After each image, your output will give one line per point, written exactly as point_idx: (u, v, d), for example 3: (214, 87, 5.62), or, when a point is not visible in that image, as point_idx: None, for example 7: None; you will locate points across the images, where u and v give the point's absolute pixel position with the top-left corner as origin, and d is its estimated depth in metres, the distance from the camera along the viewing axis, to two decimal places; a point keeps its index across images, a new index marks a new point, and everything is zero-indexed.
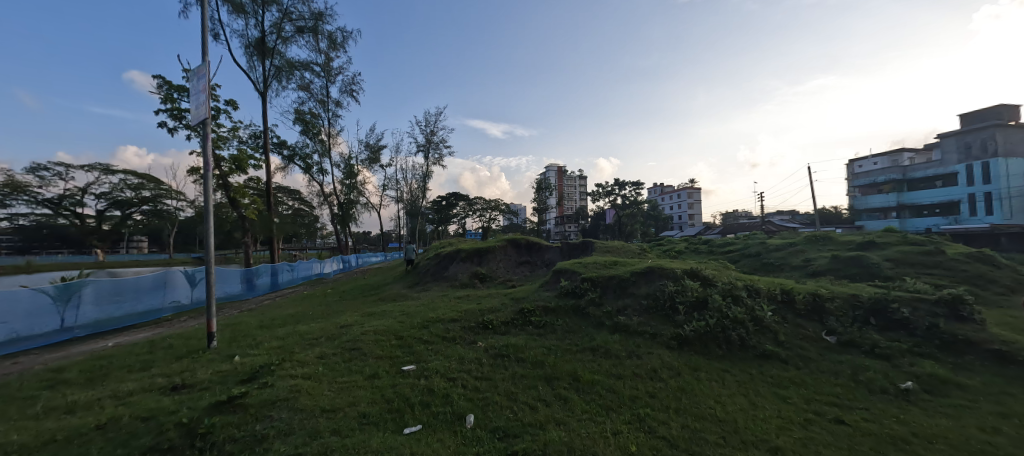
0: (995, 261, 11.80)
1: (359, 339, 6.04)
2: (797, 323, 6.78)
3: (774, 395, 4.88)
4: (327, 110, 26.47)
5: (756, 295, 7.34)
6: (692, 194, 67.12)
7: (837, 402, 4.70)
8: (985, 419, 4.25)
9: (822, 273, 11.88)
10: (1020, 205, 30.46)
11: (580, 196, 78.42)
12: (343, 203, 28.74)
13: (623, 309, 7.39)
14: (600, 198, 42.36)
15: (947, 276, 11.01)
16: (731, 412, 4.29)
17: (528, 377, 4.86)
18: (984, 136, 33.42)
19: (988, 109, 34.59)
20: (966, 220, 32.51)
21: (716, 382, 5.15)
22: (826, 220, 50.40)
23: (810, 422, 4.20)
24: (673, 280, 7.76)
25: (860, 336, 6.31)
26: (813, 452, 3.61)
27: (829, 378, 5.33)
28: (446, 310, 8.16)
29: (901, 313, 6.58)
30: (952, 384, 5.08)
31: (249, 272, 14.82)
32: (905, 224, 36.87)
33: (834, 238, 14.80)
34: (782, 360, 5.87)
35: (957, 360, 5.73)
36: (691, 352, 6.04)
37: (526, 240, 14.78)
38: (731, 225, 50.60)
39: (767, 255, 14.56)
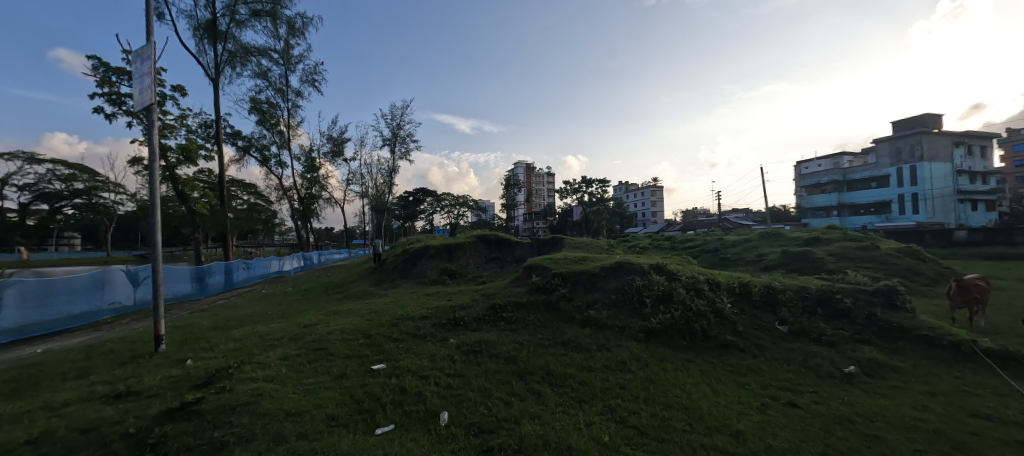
0: (921, 256, 12.98)
1: (325, 339, 5.81)
2: (753, 314, 7.19)
3: (734, 382, 5.14)
4: (286, 100, 25.20)
5: (716, 288, 7.69)
6: (655, 192, 69.55)
7: (790, 387, 5.01)
8: (917, 398, 4.67)
9: (774, 267, 12.65)
10: (941, 205, 34.16)
11: (548, 193, 79.30)
12: (304, 197, 27.57)
13: (593, 303, 7.55)
14: (568, 195, 42.91)
15: (881, 269, 12.02)
16: (696, 399, 4.48)
17: (502, 373, 4.86)
18: (912, 142, 36.38)
19: (915, 117, 37.77)
20: (897, 218, 36.25)
21: (681, 371, 5.37)
22: (777, 218, 53.64)
23: (766, 406, 4.46)
24: (641, 274, 7.96)
25: (809, 325, 6.77)
26: (769, 433, 3.83)
27: (782, 365, 5.68)
28: (416, 307, 8.02)
29: (844, 302, 7.12)
30: (888, 367, 5.56)
31: (200, 271, 13.90)
32: (845, 222, 39.93)
33: (784, 235, 15.77)
34: (740, 350, 6.19)
35: (891, 345, 6.27)
36: (657, 344, 6.26)
37: (496, 236, 14.70)
38: (691, 222, 52.85)
39: (724, 251, 15.35)
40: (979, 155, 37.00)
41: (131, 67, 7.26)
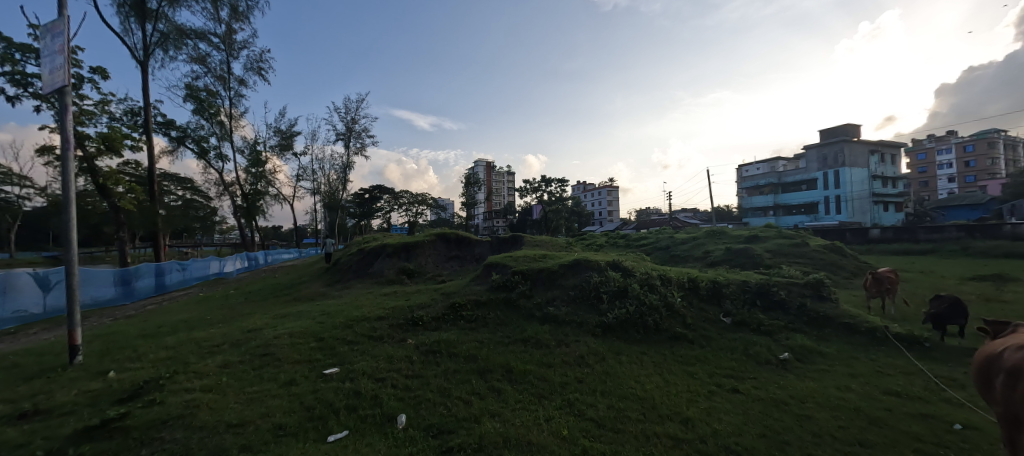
0: (843, 251, 14.36)
1: (272, 344, 5.46)
2: (701, 307, 7.62)
3: (684, 372, 5.42)
4: (227, 89, 23.42)
5: (668, 283, 8.05)
6: (611, 192, 71.83)
7: (734, 374, 5.35)
8: (842, 379, 5.16)
9: (719, 263, 13.47)
10: (858, 206, 38.27)
11: (508, 192, 79.51)
12: (249, 193, 25.81)
13: (552, 300, 7.66)
14: (528, 194, 43.23)
15: (811, 264, 13.16)
16: (649, 390, 4.67)
17: (462, 372, 4.81)
18: (835, 149, 40.06)
19: (839, 126, 41.58)
20: (823, 218, 40.15)
21: (635, 364, 5.57)
22: (721, 217, 57.24)
23: (713, 393, 4.74)
24: (598, 271, 8.18)
25: (749, 317, 7.27)
26: (715, 419, 4.07)
27: (727, 354, 6.06)
28: (372, 307, 7.74)
29: (780, 294, 7.72)
30: (817, 353, 6.09)
31: (126, 273, 12.60)
32: (779, 221, 43.39)
33: (728, 233, 16.81)
34: (689, 341, 6.54)
35: (820, 333, 6.88)
36: (614, 338, 6.48)
37: (455, 234, 14.50)
38: (645, 221, 55.13)
39: (675, 248, 16.15)
40: (890, 162, 41.52)
41: (40, 44, 6.41)
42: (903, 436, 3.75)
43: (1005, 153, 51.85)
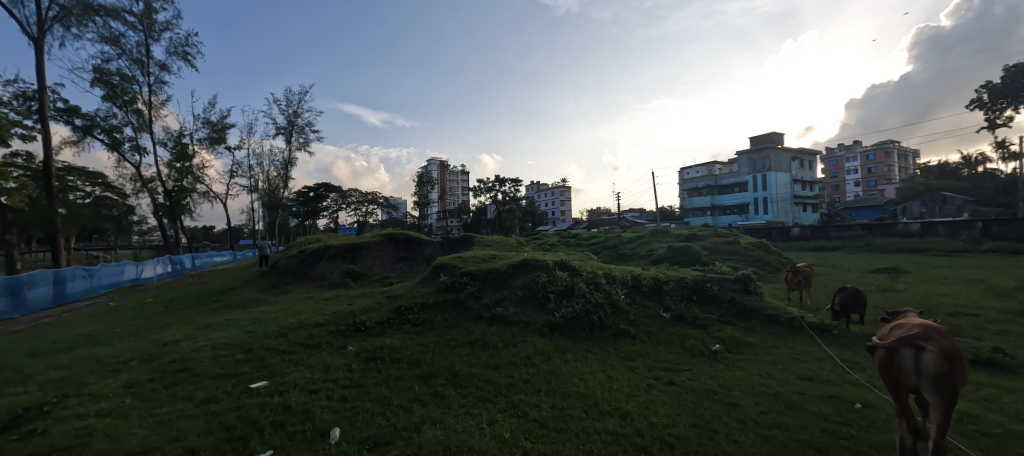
0: (769, 249, 15.69)
1: (191, 357, 4.97)
2: (643, 303, 7.96)
3: (625, 367, 5.62)
4: (146, 74, 21.08)
5: (613, 282, 8.33)
6: (564, 193, 73.45)
7: (671, 367, 5.64)
8: (765, 368, 5.59)
9: (661, 261, 14.20)
10: (783, 207, 42.09)
11: (462, 191, 78.75)
12: (172, 190, 23.44)
13: (501, 300, 7.65)
14: (482, 194, 43.06)
15: (741, 260, 14.26)
16: (592, 387, 4.79)
17: (404, 379, 4.65)
18: (763, 156, 44.19)
19: (765, 135, 45.74)
20: (752, 218, 43.66)
21: (580, 361, 5.70)
22: (665, 217, 60.52)
23: (651, 387, 4.96)
24: (546, 271, 8.29)
25: (686, 311, 7.71)
26: (652, 411, 4.24)
27: (665, 348, 6.37)
28: (310, 313, 7.29)
29: (713, 289, 8.25)
30: (745, 343, 6.57)
31: (14, 281, 10.94)
32: (716, 221, 46.71)
33: (670, 232, 17.77)
34: (632, 337, 6.80)
35: (747, 324, 7.43)
36: (560, 337, 6.59)
37: (404, 235, 14.09)
38: (595, 220, 56.95)
39: (622, 247, 16.82)
40: (808, 168, 46.10)
41: None
42: (814, 417, 4.12)
43: (899, 162, 59.44)
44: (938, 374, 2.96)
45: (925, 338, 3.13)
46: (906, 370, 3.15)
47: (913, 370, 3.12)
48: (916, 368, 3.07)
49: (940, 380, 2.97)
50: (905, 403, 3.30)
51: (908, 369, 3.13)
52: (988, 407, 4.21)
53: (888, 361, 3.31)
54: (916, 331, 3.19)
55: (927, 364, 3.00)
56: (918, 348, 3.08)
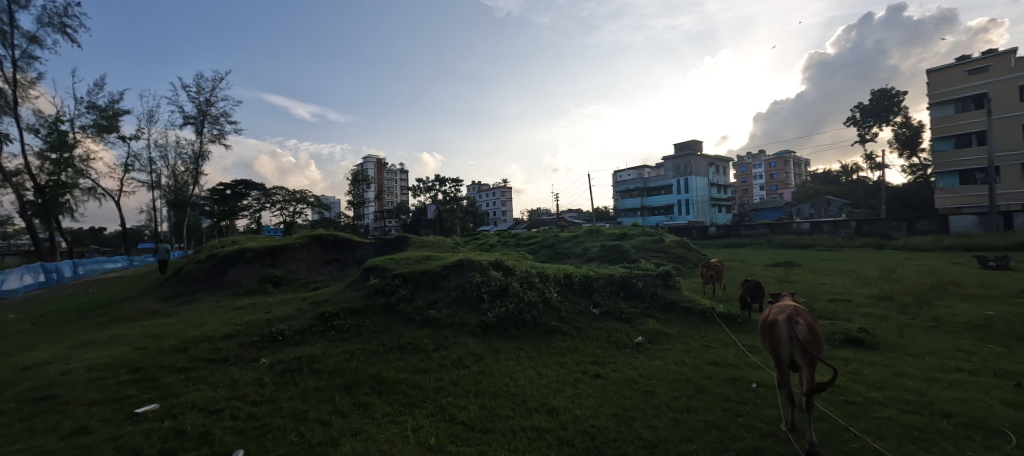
0: (690, 246, 17.10)
1: (61, 382, 4.26)
2: (574, 300, 8.27)
3: (555, 363, 5.79)
4: (8, 46, 17.66)
5: (546, 280, 8.55)
6: (504, 193, 74.01)
7: (597, 360, 5.92)
8: (680, 356, 6.07)
9: (595, 259, 14.85)
10: (702, 208, 46.31)
11: (401, 190, 76.15)
12: (47, 186, 19.92)
13: (434, 302, 7.52)
14: (421, 193, 41.92)
15: (665, 257, 15.38)
16: (521, 385, 4.87)
17: (324, 390, 4.38)
18: (684, 161, 47.97)
19: (686, 142, 49.71)
20: (676, 218, 47.36)
21: (511, 360, 5.77)
22: (600, 217, 63.50)
23: (577, 381, 5.16)
24: (480, 271, 8.29)
25: (613, 306, 8.13)
26: (576, 405, 4.41)
27: (593, 343, 6.67)
28: (220, 324, 6.62)
29: (638, 285, 8.80)
30: (664, 334, 7.08)
31: None
32: (645, 221, 50.09)
33: (603, 231, 18.62)
34: (562, 333, 7.02)
35: (667, 317, 8.03)
36: (493, 336, 6.63)
37: (333, 236, 13.25)
38: (535, 220, 58.13)
39: (558, 246, 17.32)
40: (723, 172, 51.01)
41: None
42: (717, 398, 4.56)
43: (795, 169, 68.01)
44: (803, 339, 3.57)
45: (798, 314, 3.76)
46: (782, 340, 3.73)
47: (790, 341, 3.69)
48: (790, 337, 3.65)
49: (807, 346, 3.56)
50: (786, 374, 3.83)
51: (784, 339, 3.71)
52: (853, 379, 4.94)
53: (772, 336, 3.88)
54: (791, 309, 3.82)
55: (798, 331, 3.59)
56: (790, 320, 3.69)
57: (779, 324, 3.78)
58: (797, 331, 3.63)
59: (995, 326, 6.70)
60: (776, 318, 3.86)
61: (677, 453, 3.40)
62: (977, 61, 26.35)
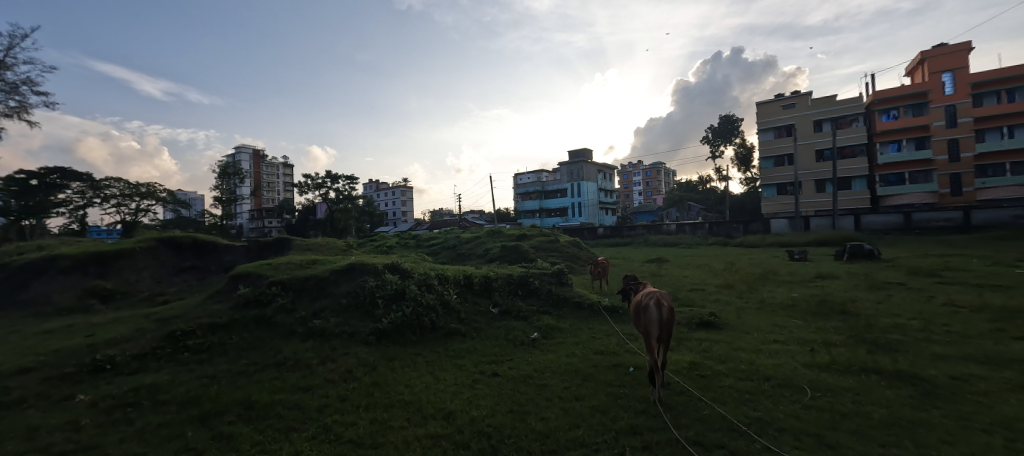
0: (581, 245, 18.50)
1: None
2: (473, 301, 8.29)
3: (453, 366, 5.70)
4: None
5: (445, 282, 8.42)
6: (405, 192, 71.13)
7: (495, 359, 5.99)
8: (570, 348, 6.49)
9: (495, 260, 15.13)
10: (592, 210, 50.71)
11: (284, 187, 68.08)
12: None
13: (319, 310, 7.07)
14: (308, 191, 37.87)
15: (560, 257, 16.40)
16: (417, 392, 4.68)
17: (171, 425, 3.71)
18: (577, 167, 52.05)
19: (578, 150, 53.87)
20: (570, 219, 50.88)
21: (408, 367, 5.53)
22: (502, 218, 65.14)
23: (476, 381, 5.15)
24: (374, 275, 7.85)
25: (511, 305, 8.34)
26: (474, 406, 4.38)
27: (492, 342, 6.74)
28: (17, 356, 5.21)
29: (534, 283, 9.19)
30: (557, 329, 7.52)
31: None
32: (543, 222, 52.96)
33: (503, 232, 19.02)
34: (462, 335, 6.97)
35: (560, 312, 8.53)
36: (387, 345, 6.31)
37: (191, 239, 11.11)
38: (437, 221, 57.12)
39: (460, 247, 17.24)
40: (610, 179, 56.41)
41: None
42: (602, 384, 4.95)
43: (666, 177, 78.51)
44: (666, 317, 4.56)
45: (660, 298, 4.71)
46: (654, 320, 4.57)
47: (657, 321, 4.55)
48: (659, 317, 4.55)
49: (670, 322, 4.56)
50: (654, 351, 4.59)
51: (655, 320, 4.53)
52: (705, 356, 5.82)
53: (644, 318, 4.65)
54: (655, 294, 4.73)
55: (664, 311, 4.54)
56: (659, 302, 4.60)
57: (651, 307, 4.58)
58: (664, 312, 4.56)
59: (799, 305, 8.59)
60: (646, 302, 4.65)
61: (567, 441, 3.59)
62: (788, 98, 33.68)
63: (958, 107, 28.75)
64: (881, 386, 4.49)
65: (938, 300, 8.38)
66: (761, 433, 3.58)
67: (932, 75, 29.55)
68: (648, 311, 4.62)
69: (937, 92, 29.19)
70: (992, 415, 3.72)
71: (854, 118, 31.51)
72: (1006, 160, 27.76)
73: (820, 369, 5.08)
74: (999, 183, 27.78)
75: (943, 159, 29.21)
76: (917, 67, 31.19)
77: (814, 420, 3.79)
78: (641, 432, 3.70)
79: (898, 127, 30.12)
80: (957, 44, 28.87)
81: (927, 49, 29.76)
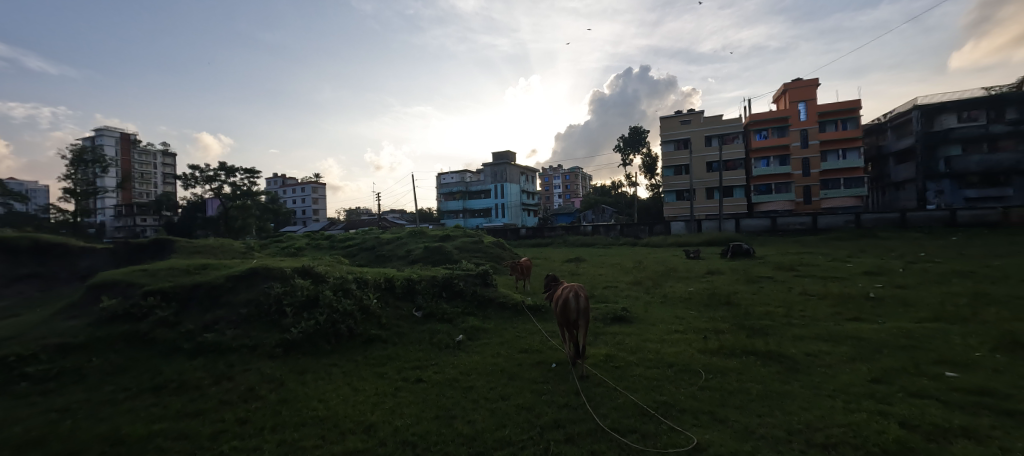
0: (504, 246, 18.79)
1: None
2: (395, 305, 7.95)
3: (373, 374, 5.40)
4: None
5: (364, 286, 7.95)
6: (316, 189, 65.64)
7: (419, 364, 5.80)
8: (495, 348, 6.54)
9: (417, 261, 14.68)
10: (514, 212, 51.81)
11: (164, 179, 58.70)
12: None
13: (214, 321, 6.25)
14: (197, 184, 32.98)
15: (484, 258, 16.45)
16: (333, 406, 4.35)
17: None
18: (501, 169, 52.79)
19: (502, 153, 54.67)
20: (493, 220, 51.38)
21: (321, 380, 5.12)
22: (425, 218, 63.50)
23: (399, 389, 4.93)
24: (281, 280, 7.17)
25: (436, 308, 8.13)
26: (396, 415, 4.19)
27: (415, 347, 6.52)
28: None
29: (459, 285, 8.99)
30: (482, 330, 7.52)
31: None
32: (466, 223, 52.76)
33: (425, 233, 18.53)
34: (383, 341, 6.61)
35: (484, 313, 8.52)
36: (296, 357, 5.78)
37: (33, 241, 9.05)
38: (354, 221, 53.74)
39: (379, 248, 16.40)
40: (532, 181, 58.17)
41: None
42: (526, 382, 5.07)
43: (583, 181, 83.20)
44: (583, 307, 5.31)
45: (577, 289, 5.45)
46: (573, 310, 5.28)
47: (577, 309, 5.29)
48: (578, 307, 5.28)
49: (587, 309, 5.33)
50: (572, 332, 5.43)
51: (575, 309, 5.26)
52: (619, 348, 6.27)
53: (564, 308, 5.34)
54: (573, 286, 5.45)
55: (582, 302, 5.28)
56: (577, 294, 5.30)
57: (570, 299, 5.25)
58: (581, 301, 5.32)
59: (694, 298, 9.69)
60: (566, 294, 5.33)
61: (494, 441, 3.60)
62: (685, 115, 37.89)
63: (809, 131, 34.86)
64: (759, 365, 5.24)
65: (796, 290, 10.07)
66: (667, 415, 3.94)
67: (791, 104, 35.43)
68: (568, 301, 5.31)
69: (796, 118, 35.16)
70: (836, 382, 4.56)
71: (735, 136, 36.53)
72: (842, 176, 34.34)
73: (712, 353, 5.78)
74: (837, 194, 34.27)
75: (799, 174, 35.18)
76: (781, 96, 37.12)
77: (708, 399, 4.29)
78: (564, 424, 3.86)
79: (767, 146, 35.72)
80: (809, 79, 34.93)
81: (788, 81, 35.57)
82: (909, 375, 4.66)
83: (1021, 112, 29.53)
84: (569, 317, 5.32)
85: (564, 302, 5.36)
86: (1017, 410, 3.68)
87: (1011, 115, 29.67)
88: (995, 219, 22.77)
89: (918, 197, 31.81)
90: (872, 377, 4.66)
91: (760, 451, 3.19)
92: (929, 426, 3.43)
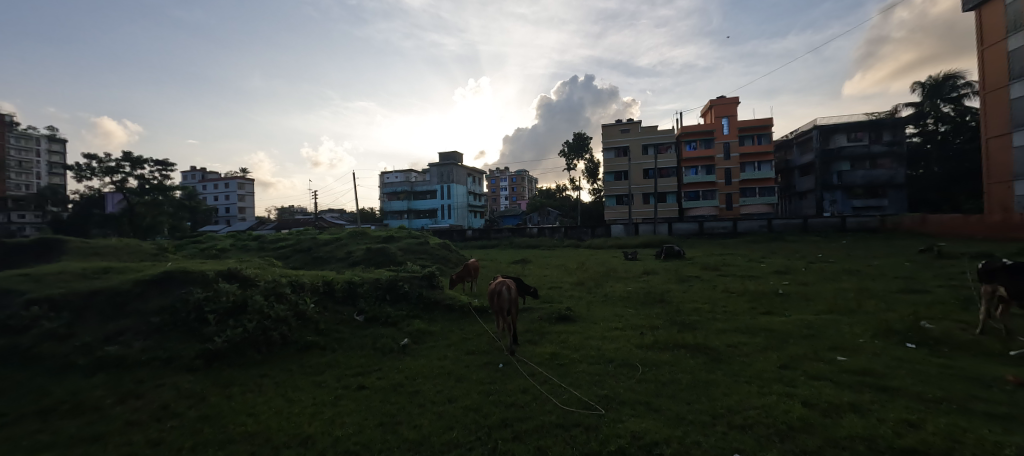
0: (450, 247, 18.59)
1: None
2: (334, 310, 7.55)
3: (310, 384, 5.10)
4: None
5: (300, 290, 7.47)
6: (243, 185, 60.28)
7: (361, 371, 5.57)
8: (442, 351, 6.45)
9: (358, 263, 14.04)
10: (461, 213, 51.37)
11: (47, 168, 50.71)
12: None
13: (117, 333, 5.52)
14: (94, 176, 28.82)
15: (430, 260, 16.13)
16: (264, 419, 4.05)
17: None
18: (447, 170, 52.14)
19: (449, 153, 54.04)
20: (439, 221, 50.59)
21: (251, 392, 4.74)
22: (366, 218, 60.87)
23: (339, 398, 4.69)
24: (202, 286, 6.55)
25: (379, 311, 7.84)
26: (337, 425, 3.99)
27: (357, 352, 6.25)
28: None
29: (404, 287, 8.71)
30: (428, 333, 7.37)
31: None
32: (411, 224, 51.36)
33: (367, 234, 17.78)
34: (321, 348, 6.25)
35: (431, 315, 8.34)
36: (220, 369, 5.28)
37: None
38: (287, 220, 50.11)
39: (316, 249, 15.43)
40: (478, 183, 58.10)
41: None
42: (474, 383, 5.07)
43: (529, 184, 84.67)
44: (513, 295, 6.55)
45: (507, 283, 6.70)
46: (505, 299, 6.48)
47: (508, 299, 6.51)
48: (508, 296, 6.49)
49: (517, 298, 6.56)
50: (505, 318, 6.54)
51: (508, 298, 6.46)
52: (563, 346, 6.47)
53: (499, 298, 6.52)
54: (503, 281, 6.67)
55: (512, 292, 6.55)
56: (507, 286, 6.60)
57: (503, 290, 6.50)
58: (511, 291, 6.56)
59: (632, 297, 10.28)
60: (500, 287, 6.55)
61: (441, 444, 3.57)
62: (625, 124, 40.06)
63: (731, 144, 38.40)
64: (688, 357, 5.69)
65: (720, 288, 11.08)
66: (607, 407, 4.17)
67: (716, 118, 38.84)
68: (501, 293, 6.51)
69: (720, 131, 38.60)
70: (752, 370, 5.08)
71: (669, 145, 39.27)
72: (757, 185, 38.23)
73: (649, 348, 6.17)
74: (753, 201, 38.11)
75: (723, 182, 38.59)
76: (708, 110, 40.50)
77: (645, 390, 4.60)
78: (511, 423, 3.92)
79: (696, 156, 38.83)
80: (731, 97, 38.48)
81: (714, 97, 38.88)
82: (809, 361, 5.33)
83: (895, 134, 34.52)
84: (503, 305, 6.47)
85: (498, 294, 6.54)
86: (890, 386, 4.35)
87: (887, 137, 34.61)
88: (875, 226, 26.65)
89: (816, 205, 36.45)
90: (780, 364, 5.26)
91: (689, 436, 3.47)
92: (826, 403, 3.95)
